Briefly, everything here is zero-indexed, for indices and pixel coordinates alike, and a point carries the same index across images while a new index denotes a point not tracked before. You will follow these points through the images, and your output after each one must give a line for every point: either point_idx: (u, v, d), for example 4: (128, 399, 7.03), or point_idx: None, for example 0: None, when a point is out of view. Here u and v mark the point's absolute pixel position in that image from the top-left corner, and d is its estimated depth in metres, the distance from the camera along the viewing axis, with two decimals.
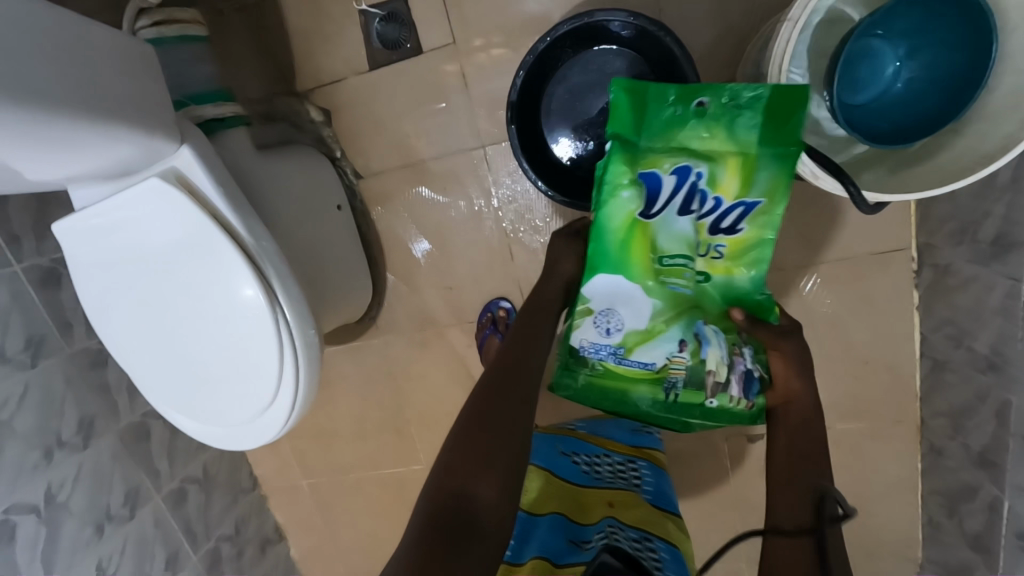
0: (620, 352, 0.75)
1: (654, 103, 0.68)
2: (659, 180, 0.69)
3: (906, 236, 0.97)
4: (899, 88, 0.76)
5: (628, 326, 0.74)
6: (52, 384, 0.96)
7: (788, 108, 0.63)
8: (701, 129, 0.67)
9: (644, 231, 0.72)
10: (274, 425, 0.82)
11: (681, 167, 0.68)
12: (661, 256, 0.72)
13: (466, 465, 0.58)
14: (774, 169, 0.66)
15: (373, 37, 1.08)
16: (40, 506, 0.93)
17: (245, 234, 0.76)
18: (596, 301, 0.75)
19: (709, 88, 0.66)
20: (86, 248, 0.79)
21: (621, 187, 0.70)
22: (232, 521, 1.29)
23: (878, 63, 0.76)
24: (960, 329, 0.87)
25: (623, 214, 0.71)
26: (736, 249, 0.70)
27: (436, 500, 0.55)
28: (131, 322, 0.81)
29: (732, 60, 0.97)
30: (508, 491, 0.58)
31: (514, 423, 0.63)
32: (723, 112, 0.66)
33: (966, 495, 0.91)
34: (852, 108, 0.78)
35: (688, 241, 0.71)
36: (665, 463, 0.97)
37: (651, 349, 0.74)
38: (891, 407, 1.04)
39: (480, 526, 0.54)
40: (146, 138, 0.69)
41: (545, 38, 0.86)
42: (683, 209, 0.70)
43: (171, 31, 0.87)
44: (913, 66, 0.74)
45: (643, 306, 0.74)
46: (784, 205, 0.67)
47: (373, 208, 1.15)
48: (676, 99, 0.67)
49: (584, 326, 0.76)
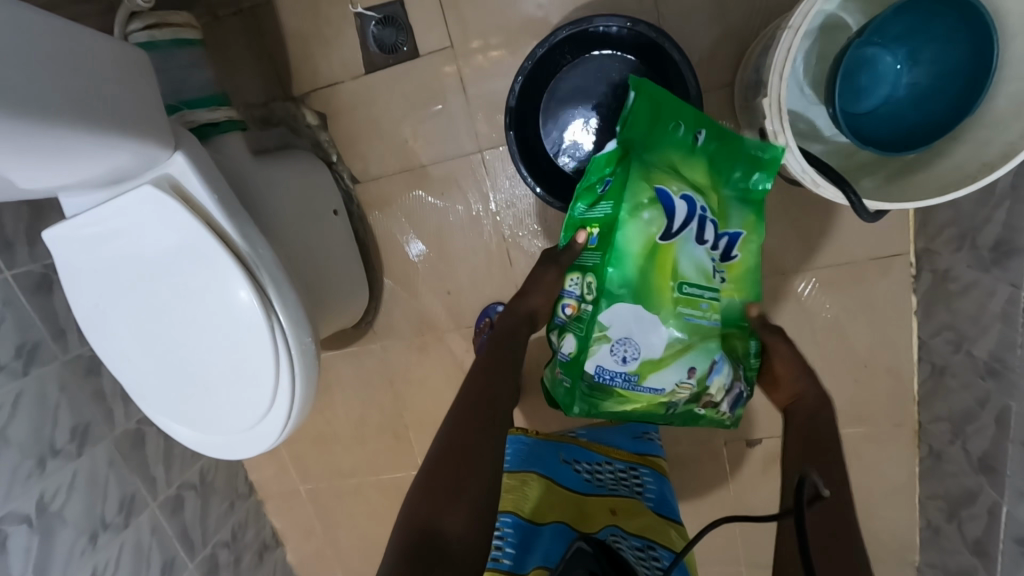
0: (634, 379, 0.72)
1: (666, 128, 0.72)
2: (672, 201, 0.71)
3: (906, 240, 0.96)
4: (901, 94, 0.75)
5: (645, 354, 0.71)
6: (46, 391, 0.95)
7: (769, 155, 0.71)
8: (697, 160, 0.72)
9: (666, 255, 0.71)
10: (272, 434, 0.81)
11: (687, 195, 0.71)
12: (682, 282, 0.71)
13: (434, 497, 0.57)
14: (744, 209, 0.73)
15: (371, 41, 1.07)
16: (33, 515, 0.92)
17: (240, 241, 0.75)
18: (614, 328, 0.71)
19: (709, 123, 0.71)
20: (80, 256, 0.78)
21: (641, 208, 0.71)
22: (230, 527, 1.28)
23: (879, 69, 0.75)
24: (959, 334, 0.87)
25: (643, 237, 0.71)
26: (735, 275, 0.74)
27: (406, 530, 0.55)
28: (126, 331, 0.80)
29: (732, 64, 0.96)
30: (479, 519, 0.58)
31: (486, 449, 0.62)
32: (717, 148, 0.72)
33: (966, 500, 0.91)
34: (858, 117, 0.77)
35: (705, 270, 0.72)
36: (667, 470, 0.96)
37: (663, 375, 0.72)
38: (892, 410, 1.03)
39: (449, 554, 0.54)
40: (139, 146, 0.69)
41: (543, 43, 0.85)
42: (699, 237, 0.72)
43: (165, 34, 0.86)
44: (915, 71, 0.74)
45: (661, 334, 0.71)
46: (762, 236, 0.74)
47: (370, 212, 1.14)
48: (684, 124, 0.71)
49: (598, 352, 0.72)
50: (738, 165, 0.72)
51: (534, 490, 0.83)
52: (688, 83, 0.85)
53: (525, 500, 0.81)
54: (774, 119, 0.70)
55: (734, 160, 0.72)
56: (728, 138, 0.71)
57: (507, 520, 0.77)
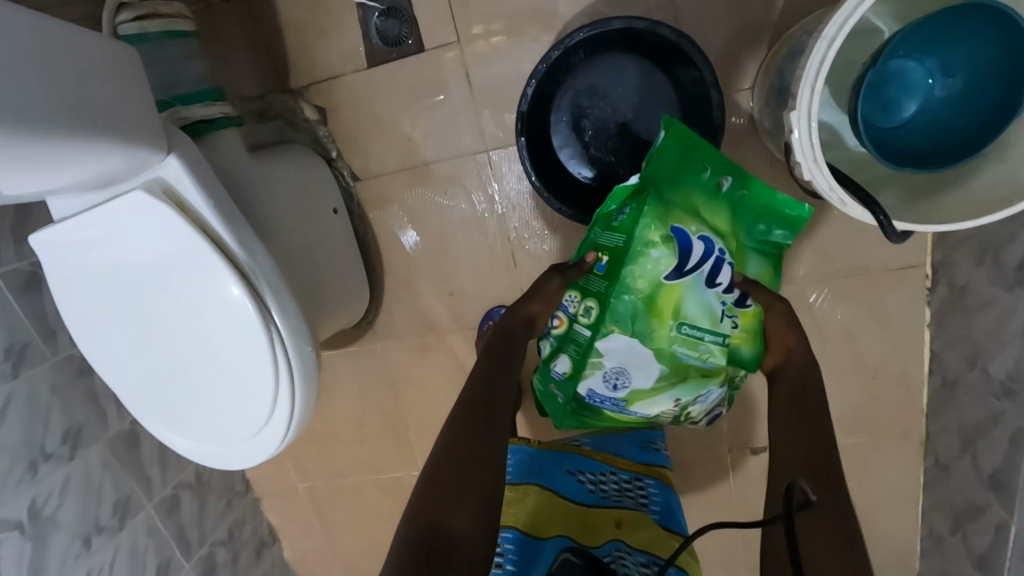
0: (623, 403, 0.80)
1: (694, 167, 0.72)
2: (689, 239, 0.72)
3: (922, 251, 0.94)
4: (932, 106, 0.73)
5: (635, 385, 0.77)
6: (37, 393, 0.92)
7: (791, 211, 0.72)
8: (715, 203, 0.73)
9: (671, 295, 0.74)
10: (271, 445, 0.78)
11: (706, 237, 0.72)
12: (680, 322, 0.74)
13: (438, 497, 0.56)
14: (761, 259, 0.76)
15: (373, 33, 1.03)
16: (25, 521, 0.89)
17: (238, 249, 0.72)
18: (609, 358, 0.77)
19: (736, 170, 0.72)
20: (68, 260, 0.74)
21: (650, 246, 0.73)
22: (227, 525, 1.26)
23: (908, 81, 0.74)
24: (975, 349, 0.85)
25: (648, 275, 0.74)
26: (748, 323, 0.75)
27: (411, 533, 0.53)
28: (119, 338, 0.77)
29: (750, 66, 0.93)
30: (485, 520, 0.56)
31: (488, 450, 0.61)
32: (736, 198, 0.73)
33: (972, 515, 0.88)
34: (885, 130, 0.76)
35: (709, 315, 0.73)
36: (673, 483, 0.93)
37: (652, 403, 0.78)
38: (899, 420, 1.01)
39: (457, 556, 0.52)
40: (131, 149, 0.65)
41: (558, 46, 0.81)
42: (710, 279, 0.73)
43: (155, 25, 0.82)
44: (948, 84, 0.72)
45: (652, 368, 0.76)
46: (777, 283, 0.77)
47: (372, 211, 1.11)
48: (711, 168, 0.72)
49: (591, 377, 0.79)
50: (758, 217, 0.74)
51: (537, 503, 0.79)
52: (710, 86, 0.82)
53: (530, 515, 0.77)
54: (805, 137, 0.65)
55: (753, 209, 0.73)
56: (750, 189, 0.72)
57: (508, 537, 0.74)
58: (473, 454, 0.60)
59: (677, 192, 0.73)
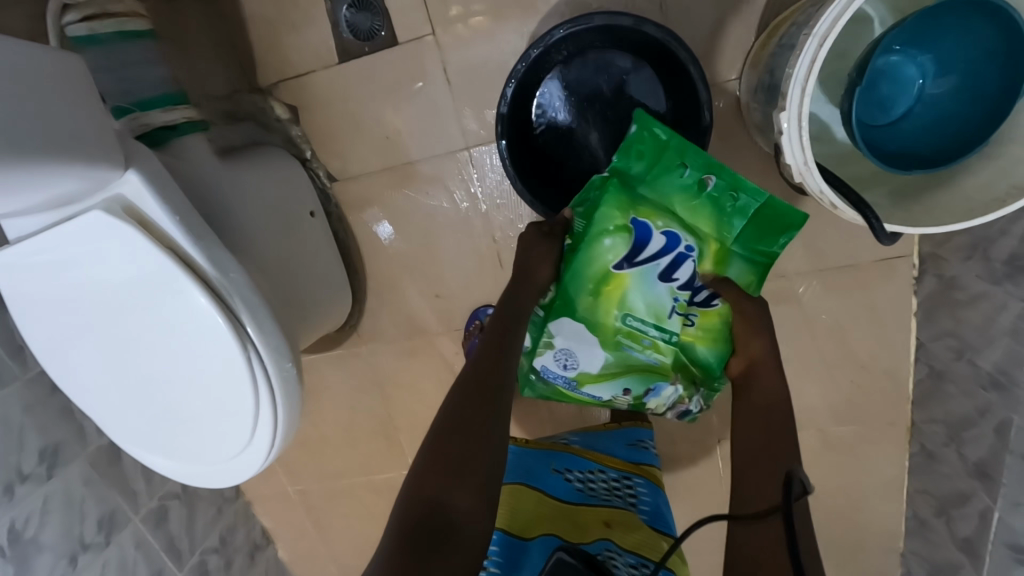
0: (574, 383, 0.83)
1: (671, 160, 0.71)
2: (650, 233, 0.73)
3: (910, 243, 0.94)
4: (922, 106, 0.73)
5: (582, 367, 0.81)
6: (9, 413, 0.87)
7: (782, 217, 0.69)
8: (695, 202, 0.71)
9: (618, 283, 0.76)
10: (256, 463, 0.76)
11: (672, 232, 0.73)
12: (626, 312, 0.77)
13: (440, 472, 0.57)
14: (745, 265, 0.73)
15: (343, 26, 0.99)
16: (5, 545, 0.85)
17: (209, 267, 0.68)
18: (558, 339, 0.80)
19: (722, 168, 0.69)
20: (29, 284, 0.70)
21: (605, 234, 0.74)
22: (218, 532, 1.20)
23: (899, 78, 0.73)
24: (962, 342, 0.85)
25: (599, 263, 0.76)
26: (708, 323, 0.76)
27: (411, 504, 0.55)
28: (93, 362, 0.74)
29: (735, 58, 0.91)
30: (486, 496, 0.58)
31: (492, 428, 0.62)
32: (721, 199, 0.70)
33: (958, 502, 0.87)
34: (873, 129, 0.75)
35: (658, 307, 0.76)
36: (662, 482, 0.87)
37: (601, 387, 0.82)
38: (886, 409, 1.00)
39: (455, 529, 0.54)
40: (84, 169, 0.61)
41: (538, 44, 0.79)
42: (666, 274, 0.74)
43: (106, 26, 0.78)
44: (937, 84, 0.71)
45: (597, 356, 0.80)
46: (760, 288, 0.74)
47: (351, 212, 1.07)
48: (690, 167, 0.70)
49: (544, 355, 0.82)
50: (746, 221, 0.70)
51: (521, 503, 0.74)
52: (698, 84, 0.79)
53: (516, 514, 0.72)
54: (795, 140, 0.65)
55: (740, 212, 0.70)
56: (737, 191, 0.69)
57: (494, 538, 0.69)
58: (471, 433, 0.61)
59: (652, 189, 0.73)
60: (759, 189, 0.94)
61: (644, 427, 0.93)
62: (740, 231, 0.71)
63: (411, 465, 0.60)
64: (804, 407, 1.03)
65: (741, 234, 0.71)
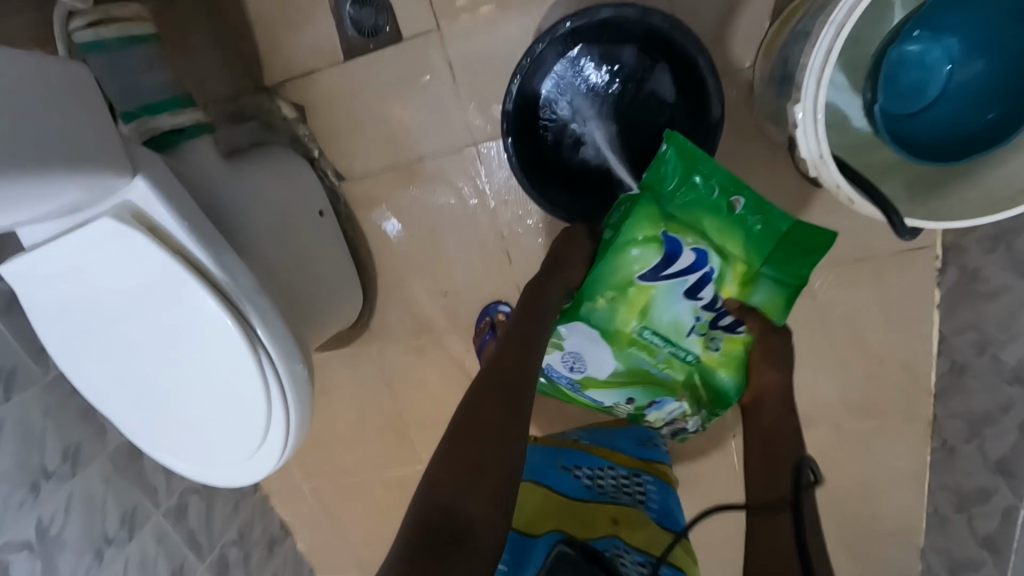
0: (577, 384, 0.84)
1: (701, 174, 0.70)
2: (681, 247, 0.71)
3: (931, 233, 0.91)
4: (952, 91, 0.70)
5: (589, 371, 0.81)
6: (31, 416, 0.89)
7: (809, 242, 0.70)
8: (723, 222, 0.71)
9: (642, 295, 0.75)
10: (268, 462, 0.77)
11: (701, 249, 0.71)
12: (644, 326, 0.76)
13: (454, 477, 0.56)
14: (772, 289, 0.72)
15: (346, 24, 0.98)
16: (33, 541, 0.88)
17: (218, 272, 0.69)
18: (568, 341, 0.79)
19: (750, 189, 0.69)
20: (44, 293, 0.72)
21: (633, 244, 0.72)
22: (237, 526, 1.21)
23: (925, 65, 0.71)
24: (985, 335, 0.82)
25: (624, 272, 0.74)
26: (732, 349, 0.75)
27: (425, 511, 0.54)
28: (108, 368, 0.76)
29: (745, 46, 0.88)
30: (501, 503, 0.56)
31: (508, 432, 0.61)
32: (749, 220, 0.70)
33: (979, 498, 0.84)
34: (899, 119, 0.73)
35: (679, 326, 0.75)
36: (673, 480, 0.86)
37: (604, 392, 0.83)
38: (905, 403, 0.97)
39: (468, 538, 0.52)
40: (92, 176, 0.62)
41: (542, 40, 0.78)
42: (693, 292, 0.73)
43: (111, 31, 0.80)
44: (966, 68, 0.69)
45: (608, 362, 0.79)
46: (781, 317, 0.73)
47: (359, 211, 1.07)
48: (719, 186, 0.70)
49: (552, 354, 0.81)
50: (774, 245, 0.70)
51: (527, 500, 0.73)
52: (708, 79, 0.77)
53: (522, 509, 0.72)
54: (810, 135, 0.63)
55: (769, 235, 0.70)
56: (766, 213, 0.69)
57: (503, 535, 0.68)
58: (483, 436, 0.59)
59: (681, 205, 0.72)
60: (771, 182, 0.91)
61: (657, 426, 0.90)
62: (769, 256, 0.70)
63: (426, 468, 0.58)
64: (819, 402, 1.01)
65: (768, 256, 0.71)
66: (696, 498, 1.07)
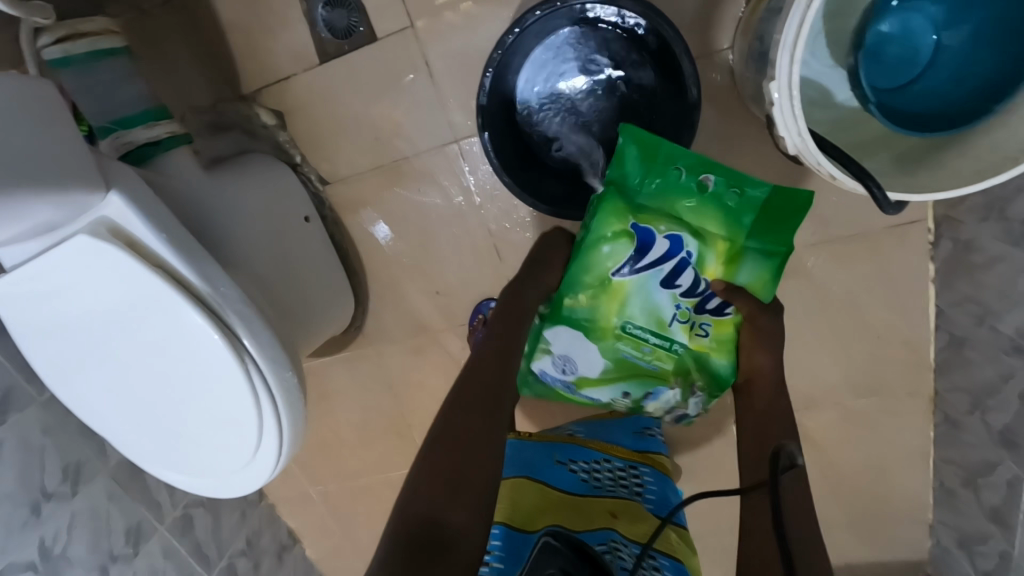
0: (572, 386, 0.81)
1: (665, 159, 0.72)
2: (653, 236, 0.72)
3: (922, 206, 0.90)
4: (939, 60, 0.70)
5: (581, 371, 0.79)
6: (29, 436, 0.88)
7: (784, 211, 0.70)
8: (697, 202, 0.72)
9: (621, 290, 0.75)
10: (263, 473, 0.77)
11: (676, 235, 0.72)
12: (627, 321, 0.76)
13: (437, 491, 0.56)
14: (757, 263, 0.72)
15: (320, 26, 0.97)
16: (37, 562, 0.86)
17: (200, 282, 0.68)
18: (556, 345, 0.79)
19: (717, 166, 0.71)
20: (30, 313, 0.71)
21: (603, 240, 0.74)
22: (244, 535, 1.19)
23: (912, 33, 0.71)
24: (983, 307, 0.81)
25: (599, 270, 0.75)
26: (722, 332, 0.75)
27: (405, 522, 0.54)
28: (100, 385, 0.75)
29: (724, 27, 0.87)
30: (481, 515, 0.57)
31: (487, 446, 0.62)
32: (723, 196, 0.71)
33: (985, 471, 0.82)
34: (886, 92, 0.73)
35: (662, 315, 0.75)
36: (671, 470, 0.85)
37: (600, 390, 0.80)
38: (907, 379, 0.96)
39: (450, 551, 0.52)
40: (63, 195, 0.61)
41: (513, 29, 0.77)
42: (671, 279, 0.73)
43: (79, 46, 0.80)
44: (952, 35, 0.69)
45: (597, 360, 0.78)
46: (768, 291, 0.72)
47: (346, 215, 1.07)
48: (686, 168, 0.71)
49: (542, 359, 0.80)
50: (754, 216, 0.71)
51: (523, 496, 0.71)
52: (685, 62, 0.77)
53: (517, 506, 0.68)
54: (787, 113, 0.62)
55: (748, 208, 0.71)
56: (739, 186, 0.70)
57: (494, 531, 0.64)
58: (465, 448, 0.60)
59: (652, 195, 0.73)
60: (758, 162, 0.90)
61: (653, 415, 0.90)
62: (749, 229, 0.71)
63: (404, 484, 0.58)
64: (819, 381, 1.00)
65: (751, 230, 0.71)
66: (699, 486, 1.06)
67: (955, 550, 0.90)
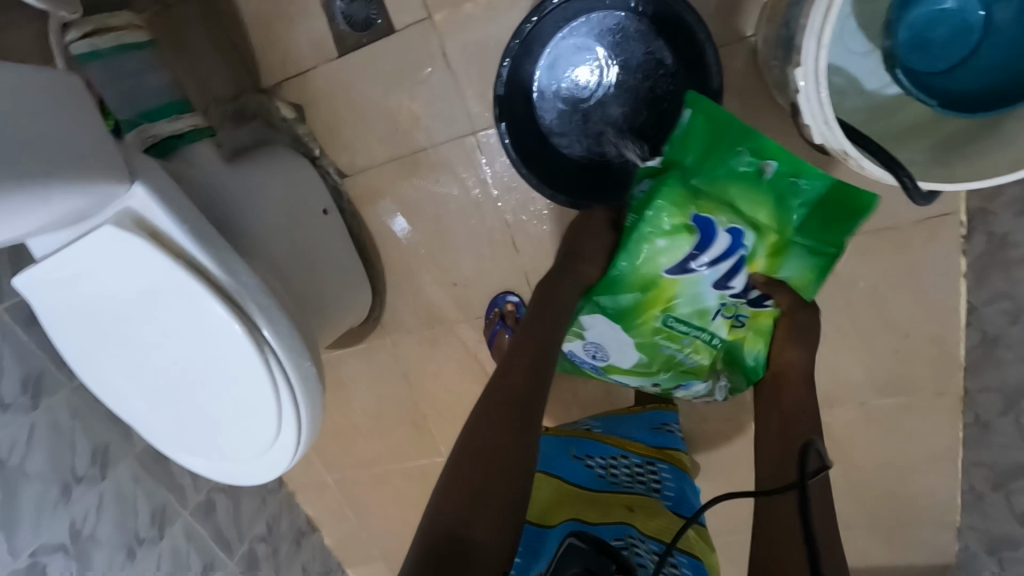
0: (602, 369, 0.84)
1: (728, 142, 0.66)
2: (715, 229, 0.68)
3: (956, 198, 0.87)
4: (990, 36, 0.68)
5: (613, 359, 0.80)
6: (60, 420, 0.91)
7: (841, 207, 0.66)
8: (755, 193, 0.66)
9: (669, 287, 0.72)
10: (282, 461, 0.78)
11: (736, 229, 0.68)
12: (670, 314, 0.73)
13: (461, 498, 0.57)
14: (805, 259, 0.69)
15: (340, 18, 0.98)
16: (68, 543, 0.89)
17: (220, 272, 0.70)
18: (589, 332, 0.80)
19: (781, 152, 0.64)
20: (59, 299, 0.73)
21: (659, 233, 0.70)
22: (264, 520, 1.22)
23: (959, 12, 0.68)
24: (1017, 304, 0.77)
25: (651, 262, 0.71)
26: (760, 323, 0.75)
27: (434, 529, 0.55)
28: (125, 372, 0.77)
29: (748, 14, 0.85)
30: (509, 519, 0.57)
31: (516, 450, 0.61)
32: (782, 185, 0.65)
33: (1016, 474, 0.79)
34: (932, 78, 0.71)
35: (705, 311, 0.72)
36: (689, 467, 0.84)
37: (629, 377, 0.82)
38: (935, 377, 0.93)
39: (474, 557, 0.53)
40: (91, 185, 0.63)
41: (532, 16, 0.78)
42: (725, 279, 0.70)
43: (106, 41, 0.81)
44: (1002, 10, 0.67)
45: (631, 353, 0.78)
46: (814, 286, 0.70)
47: (363, 207, 1.07)
48: (747, 151, 0.65)
49: (573, 343, 0.82)
50: (808, 210, 0.66)
51: (539, 492, 0.72)
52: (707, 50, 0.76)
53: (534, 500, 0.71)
54: (811, 99, 0.61)
55: (804, 200, 0.66)
56: (802, 174, 0.64)
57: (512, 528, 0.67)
58: (489, 455, 0.60)
59: (708, 177, 0.68)
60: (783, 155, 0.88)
61: (671, 411, 0.90)
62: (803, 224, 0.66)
63: (433, 493, 0.60)
64: (842, 379, 0.97)
65: (801, 225, 0.67)
66: (717, 482, 1.05)
67: (984, 555, 0.87)
